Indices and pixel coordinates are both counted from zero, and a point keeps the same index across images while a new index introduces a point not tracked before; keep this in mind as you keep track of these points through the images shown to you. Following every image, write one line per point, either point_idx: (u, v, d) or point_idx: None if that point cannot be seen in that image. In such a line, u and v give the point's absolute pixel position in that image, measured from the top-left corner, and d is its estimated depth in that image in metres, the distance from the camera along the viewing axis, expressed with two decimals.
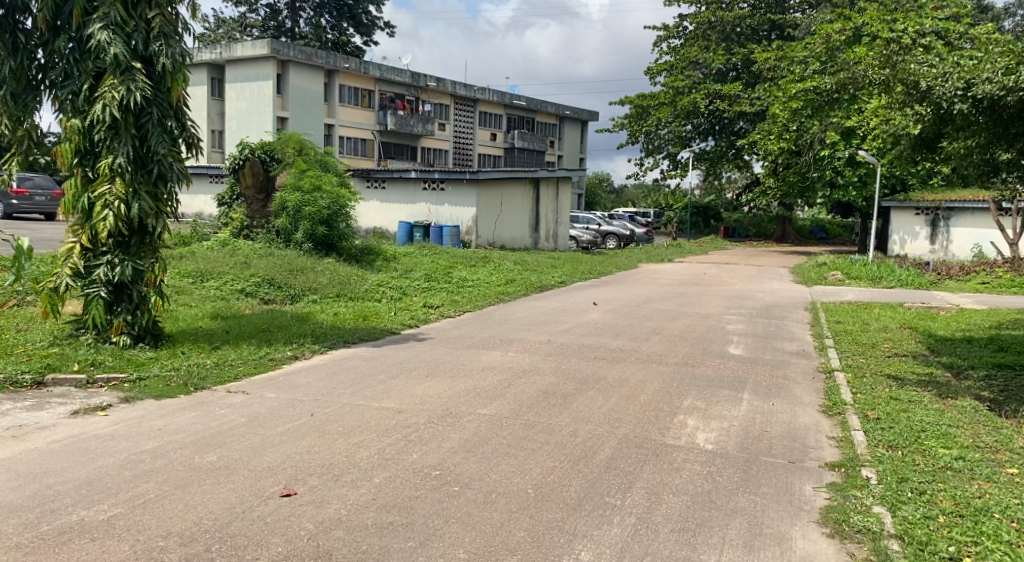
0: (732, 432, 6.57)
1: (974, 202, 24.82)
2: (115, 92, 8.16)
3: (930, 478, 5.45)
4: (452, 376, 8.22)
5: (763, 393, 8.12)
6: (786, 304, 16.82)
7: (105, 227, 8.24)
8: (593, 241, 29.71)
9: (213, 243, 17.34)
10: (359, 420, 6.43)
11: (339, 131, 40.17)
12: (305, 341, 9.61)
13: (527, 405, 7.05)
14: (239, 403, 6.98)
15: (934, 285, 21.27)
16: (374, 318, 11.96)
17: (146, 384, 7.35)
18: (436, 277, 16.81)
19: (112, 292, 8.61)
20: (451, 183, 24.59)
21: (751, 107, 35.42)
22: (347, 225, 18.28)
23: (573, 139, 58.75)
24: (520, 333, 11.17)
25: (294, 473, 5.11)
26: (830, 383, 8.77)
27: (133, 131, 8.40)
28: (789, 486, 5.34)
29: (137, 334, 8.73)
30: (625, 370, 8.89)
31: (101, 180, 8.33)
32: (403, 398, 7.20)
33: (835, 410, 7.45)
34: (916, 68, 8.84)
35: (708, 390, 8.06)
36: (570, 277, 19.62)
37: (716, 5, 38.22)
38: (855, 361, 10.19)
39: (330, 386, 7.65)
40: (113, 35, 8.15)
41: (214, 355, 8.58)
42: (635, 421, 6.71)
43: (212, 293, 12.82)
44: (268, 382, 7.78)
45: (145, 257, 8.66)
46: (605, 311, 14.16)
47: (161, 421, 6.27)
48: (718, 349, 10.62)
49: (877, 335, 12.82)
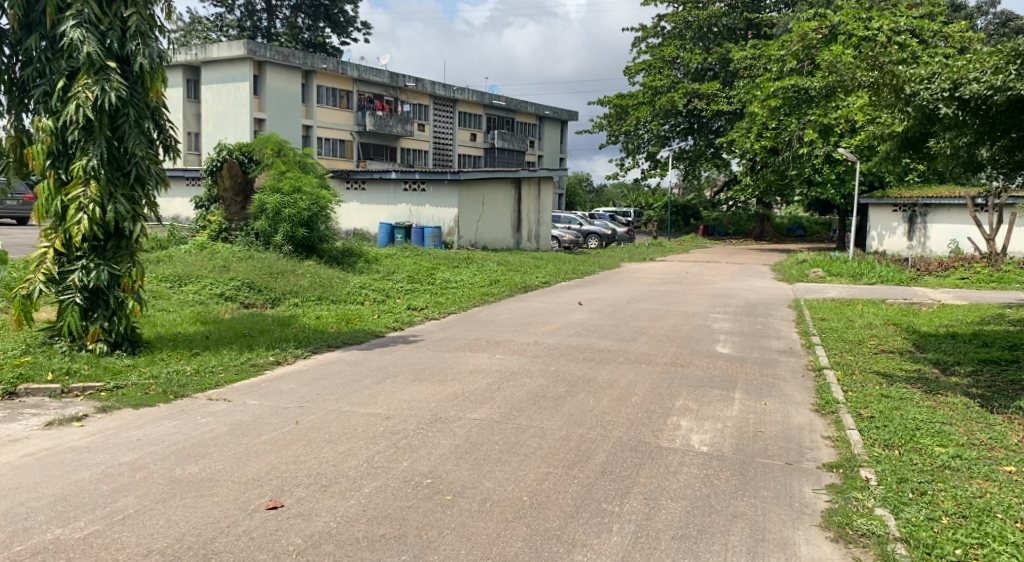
0: (727, 433, 6.47)
1: (950, 198, 24.99)
2: (89, 92, 7.95)
3: (929, 478, 5.36)
4: (439, 379, 8.06)
5: (754, 392, 8.03)
6: (769, 302, 16.81)
7: (79, 231, 8.02)
8: (575, 241, 29.63)
9: (191, 247, 17.03)
10: (346, 427, 6.27)
11: (317, 132, 39.81)
12: (287, 346, 9.42)
13: (517, 408, 6.92)
14: (221, 411, 6.79)
15: (912, 281, 21.35)
16: (357, 321, 11.77)
17: (124, 392, 7.14)
18: (419, 279, 16.66)
19: (88, 298, 8.36)
20: (432, 183, 24.42)
21: (728, 106, 35.80)
22: (327, 227, 18.00)
23: (553, 139, 58.66)
24: (507, 335, 11.04)
25: (281, 484, 4.94)
26: (820, 381, 8.68)
27: (108, 133, 8.19)
28: (788, 488, 5.24)
29: (114, 340, 8.48)
30: (614, 371, 8.78)
31: (74, 182, 8.09)
32: (390, 403, 7.03)
33: (828, 409, 7.36)
34: (902, 70, 8.69)
35: (699, 391, 7.95)
36: (554, 277, 19.48)
37: (693, 5, 38.31)
38: (844, 359, 10.15)
39: (315, 392, 7.47)
40: (87, 33, 7.95)
41: (194, 361, 8.35)
42: (628, 423, 6.59)
43: (191, 297, 12.59)
44: (250, 389, 7.58)
45: (121, 261, 8.42)
46: (591, 311, 14.05)
47: (140, 431, 6.08)
48: (706, 348, 10.53)
49: (863, 331, 12.80)
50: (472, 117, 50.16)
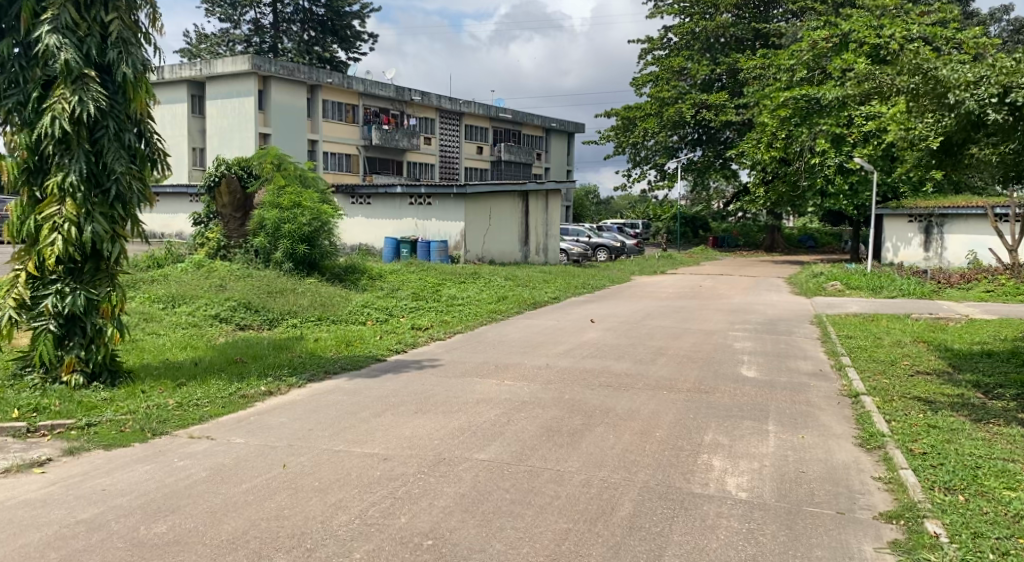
0: (765, 475, 5.79)
1: (968, 208, 24.19)
2: (66, 103, 7.35)
3: (1010, 533, 4.61)
4: (444, 411, 7.37)
5: (789, 423, 7.33)
6: (790, 318, 16.09)
7: (53, 252, 7.41)
8: (584, 253, 28.93)
9: (188, 266, 16.44)
10: (338, 472, 5.59)
11: (322, 146, 39.26)
12: (281, 374, 8.78)
13: (529, 447, 6.23)
14: (201, 452, 6.11)
15: (935, 294, 20.61)
16: (358, 343, 11.10)
17: (97, 431, 6.49)
18: (424, 296, 16.01)
19: (63, 325, 7.73)
20: (438, 197, 23.79)
21: (737, 116, 35.17)
22: (330, 242, 17.37)
23: (560, 150, 58.04)
24: (517, 357, 10.36)
25: (258, 549, 4.30)
26: (859, 410, 7.93)
27: (86, 147, 7.58)
28: (845, 548, 4.54)
29: (92, 371, 7.84)
30: (635, 399, 8.08)
31: (49, 201, 7.48)
32: (390, 441, 6.35)
33: (874, 443, 6.63)
34: (945, 73, 7.88)
35: (729, 422, 7.25)
36: (563, 292, 18.80)
37: (700, 15, 37.62)
38: (878, 382, 9.42)
39: (306, 428, 6.79)
40: (64, 40, 7.36)
41: (178, 393, 7.71)
42: (653, 463, 5.91)
43: (182, 319, 11.97)
44: (238, 424, 6.92)
45: (100, 286, 7.80)
46: (605, 330, 13.32)
47: (108, 478, 5.41)
48: (730, 371, 9.81)
49: (893, 350, 12.05)
50: (479, 129, 49.62)
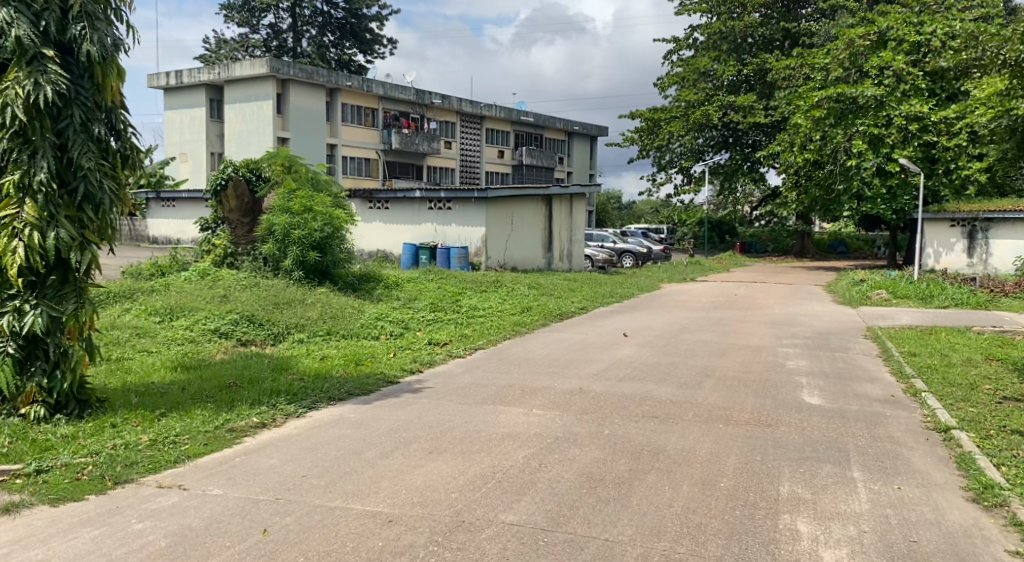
0: (869, 545, 4.62)
1: (1016, 212, 22.62)
2: (20, 88, 6.24)
3: None
4: (463, 450, 6.21)
5: (878, 468, 6.09)
6: (841, 331, 14.75)
7: (14, 264, 6.30)
8: (609, 259, 27.65)
9: (192, 274, 15.45)
10: (330, 541, 4.48)
11: (341, 150, 38.26)
12: (277, 401, 7.66)
13: (568, 504, 5.05)
14: (167, 509, 4.98)
15: (991, 304, 19.11)
16: (369, 361, 9.97)
17: (47, 479, 5.41)
18: (442, 306, 14.86)
19: (23, 347, 6.63)
20: (458, 201, 22.70)
21: (766, 118, 33.48)
22: (342, 249, 16.34)
23: (583, 153, 56.84)
24: (546, 379, 9.19)
25: None
26: (958, 451, 6.63)
27: (49, 139, 6.46)
28: None
29: (56, 401, 6.77)
30: (689, 434, 6.87)
31: (6, 203, 6.39)
32: (397, 493, 5.21)
33: (990, 498, 5.38)
34: None
35: (805, 467, 6.05)
36: (591, 301, 17.58)
37: (727, 15, 36.12)
38: (966, 412, 8.08)
39: (299, 474, 5.66)
40: (15, 13, 6.27)
41: (155, 428, 6.61)
42: (725, 530, 4.73)
43: (178, 335, 10.91)
44: (219, 469, 5.80)
45: (66, 301, 6.71)
46: (640, 345, 12.08)
47: (43, 551, 4.39)
48: (791, 397, 8.54)
49: (969, 371, 10.70)
50: (500, 133, 48.57)
